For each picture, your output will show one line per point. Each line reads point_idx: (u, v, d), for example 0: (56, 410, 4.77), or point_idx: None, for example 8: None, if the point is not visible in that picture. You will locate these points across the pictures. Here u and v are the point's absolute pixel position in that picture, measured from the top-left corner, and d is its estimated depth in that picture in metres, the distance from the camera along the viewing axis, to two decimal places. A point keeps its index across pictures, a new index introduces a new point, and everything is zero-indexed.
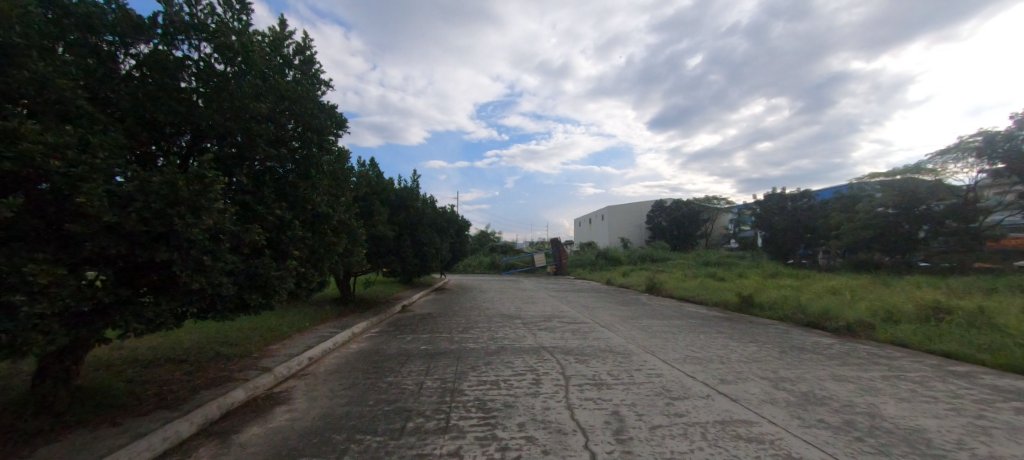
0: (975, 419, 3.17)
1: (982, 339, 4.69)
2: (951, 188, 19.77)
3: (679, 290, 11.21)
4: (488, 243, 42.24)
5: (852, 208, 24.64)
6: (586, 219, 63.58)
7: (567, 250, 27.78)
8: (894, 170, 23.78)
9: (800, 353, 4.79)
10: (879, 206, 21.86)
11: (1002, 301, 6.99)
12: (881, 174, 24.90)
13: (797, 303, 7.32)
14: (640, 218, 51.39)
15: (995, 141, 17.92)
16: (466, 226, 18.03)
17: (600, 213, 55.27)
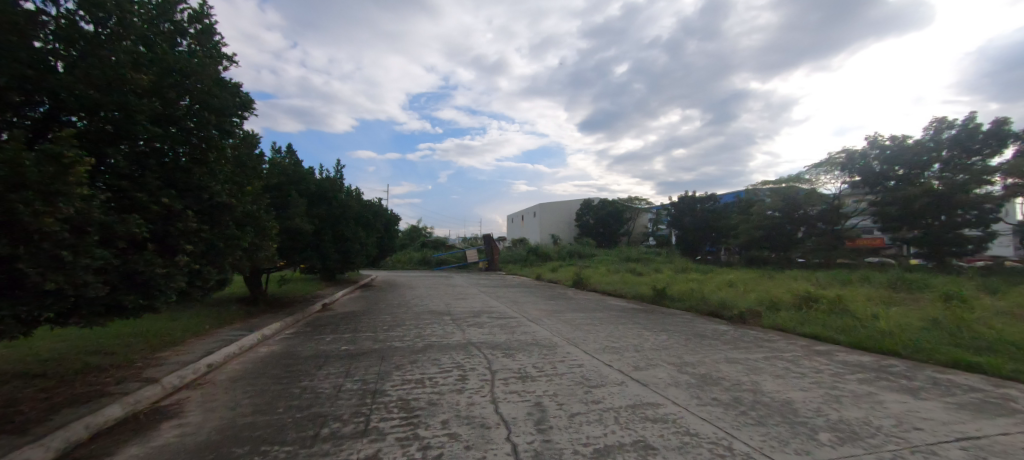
0: (831, 389, 3.81)
1: (840, 323, 5.60)
2: (822, 195, 23.44)
3: (602, 284, 11.86)
4: (419, 238, 41.23)
5: (748, 210, 28.09)
6: (519, 216, 64.80)
7: (499, 246, 28.07)
8: (781, 179, 27.54)
9: (701, 339, 5.32)
10: (768, 210, 25.10)
11: (853, 291, 8.43)
12: (771, 181, 28.68)
13: (700, 294, 8.13)
14: (570, 216, 53.69)
15: (854, 157, 21.57)
16: (396, 219, 17.35)
17: (532, 210, 56.76)
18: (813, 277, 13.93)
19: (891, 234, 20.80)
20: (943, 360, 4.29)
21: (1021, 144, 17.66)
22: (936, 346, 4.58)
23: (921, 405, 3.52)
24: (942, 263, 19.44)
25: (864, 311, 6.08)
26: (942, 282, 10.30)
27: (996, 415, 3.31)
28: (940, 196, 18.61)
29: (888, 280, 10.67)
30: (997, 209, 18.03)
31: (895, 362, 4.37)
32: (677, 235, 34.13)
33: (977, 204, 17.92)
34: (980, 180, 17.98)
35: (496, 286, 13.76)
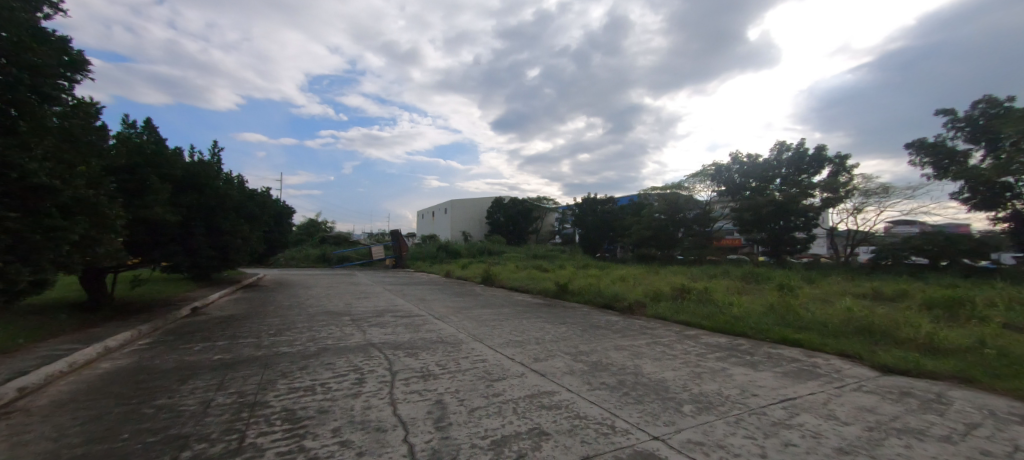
0: (694, 367, 4.46)
1: (705, 311, 6.56)
2: (697, 202, 27.20)
3: (509, 281, 12.20)
4: (317, 233, 37.79)
5: (640, 213, 31.35)
6: (430, 212, 63.53)
7: (408, 242, 27.11)
8: (666, 186, 31.28)
9: (595, 330, 5.79)
10: (655, 212, 28.31)
11: (714, 283, 9.95)
12: (660, 187, 32.41)
13: (596, 289, 8.84)
14: (482, 213, 54.20)
15: (721, 170, 25.48)
16: (289, 212, 15.67)
17: (444, 206, 56.09)
18: (684, 272, 16.13)
19: (746, 236, 25.06)
20: (775, 338, 5.29)
21: (832, 167, 22.60)
22: (771, 327, 5.64)
23: (759, 375, 4.31)
24: (780, 259, 23.98)
25: (723, 300, 7.21)
26: (773, 274, 12.74)
27: (808, 379, 4.22)
28: (780, 203, 22.70)
29: (737, 275, 12.86)
30: (817, 217, 22.66)
31: (742, 341, 5.27)
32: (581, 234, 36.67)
33: (804, 212, 22.28)
34: (807, 193, 22.33)
35: (403, 284, 13.28)
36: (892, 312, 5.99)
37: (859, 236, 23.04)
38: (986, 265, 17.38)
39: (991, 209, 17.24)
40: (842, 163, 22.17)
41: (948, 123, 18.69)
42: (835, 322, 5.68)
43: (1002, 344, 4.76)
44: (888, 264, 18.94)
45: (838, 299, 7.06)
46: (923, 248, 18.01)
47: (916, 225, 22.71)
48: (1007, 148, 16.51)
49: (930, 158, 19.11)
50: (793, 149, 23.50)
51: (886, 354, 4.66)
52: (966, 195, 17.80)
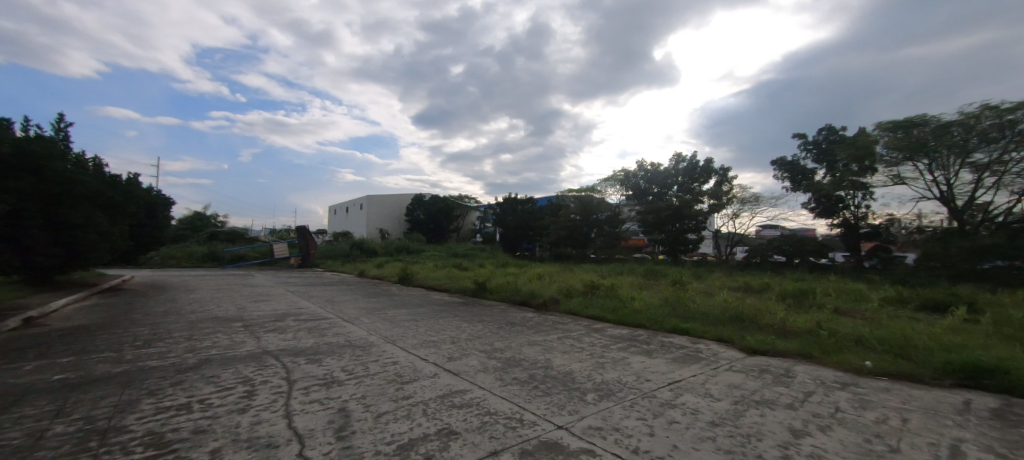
0: (599, 358, 4.82)
1: (610, 305, 7.10)
2: (608, 204, 29.34)
3: (426, 280, 11.94)
4: (203, 229, 32.96)
5: (557, 213, 32.83)
6: (344, 208, 59.45)
7: (316, 239, 25.06)
8: (582, 189, 33.19)
9: (511, 327, 5.93)
10: (570, 213, 29.96)
11: (618, 279, 10.82)
12: (576, 190, 34.33)
13: (513, 287, 9.05)
14: (401, 210, 52.27)
15: (628, 177, 28.50)
16: (166, 203, 13.45)
17: (360, 202, 52.91)
18: (591, 270, 17.31)
19: (649, 237, 27.73)
20: (668, 328, 5.94)
21: (717, 177, 26.07)
22: (665, 318, 6.31)
23: (653, 361, 4.80)
24: (676, 258, 26.93)
25: (627, 295, 7.88)
26: (666, 271, 14.34)
27: (692, 363, 4.82)
28: (677, 208, 25.52)
29: (637, 273, 14.22)
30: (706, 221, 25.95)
31: (641, 332, 5.81)
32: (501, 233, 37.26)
33: (696, 216, 25.34)
34: (699, 199, 25.44)
35: (309, 285, 12.25)
36: (757, 301, 7.10)
37: (737, 238, 26.89)
38: (824, 262, 21.48)
39: (829, 217, 21.28)
40: (725, 174, 25.65)
41: (801, 145, 22.74)
42: (715, 312, 6.55)
43: (831, 326, 5.94)
44: (758, 262, 22.41)
45: (717, 292, 8.14)
46: (782, 248, 21.62)
47: (778, 229, 27.23)
48: (840, 168, 20.59)
49: (788, 173, 23.02)
50: (689, 161, 26.58)
51: (752, 337, 5.51)
52: (812, 205, 21.77)
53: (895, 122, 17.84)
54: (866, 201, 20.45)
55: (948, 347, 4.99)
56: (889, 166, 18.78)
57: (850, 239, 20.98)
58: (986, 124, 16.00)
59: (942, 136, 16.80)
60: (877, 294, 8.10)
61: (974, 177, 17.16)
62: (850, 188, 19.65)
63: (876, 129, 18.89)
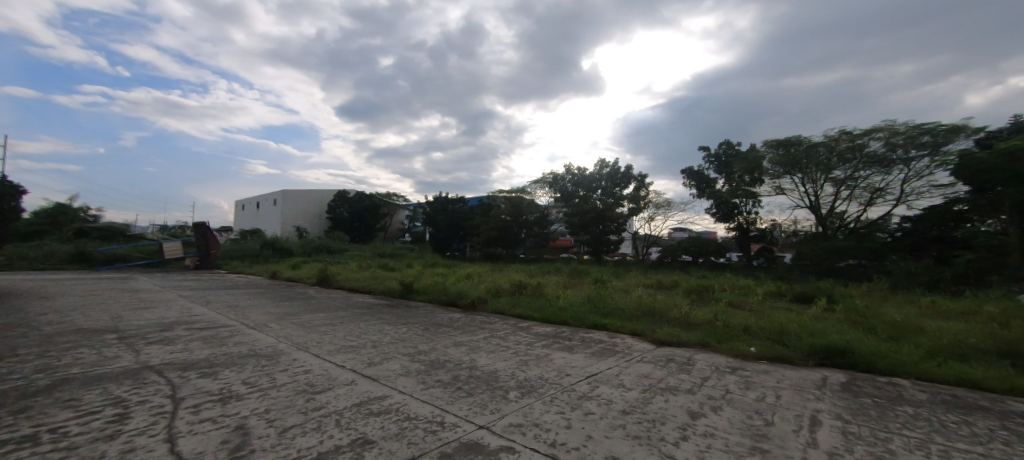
0: (523, 356, 4.95)
1: (537, 304, 7.31)
2: (537, 206, 30.27)
3: (347, 281, 11.29)
4: (68, 224, 27.61)
5: (488, 214, 32.99)
6: (256, 203, 53.91)
7: (219, 237, 22.42)
8: (513, 190, 33.81)
9: (437, 328, 5.84)
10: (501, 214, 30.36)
11: (544, 279, 11.21)
12: (508, 191, 34.82)
13: (440, 288, 8.93)
14: (322, 207, 48.80)
15: (557, 180, 29.56)
16: (12, 193, 11.07)
17: (275, 197, 48.37)
18: (519, 270, 17.68)
19: (575, 237, 29.08)
20: (589, 324, 6.28)
21: (636, 183, 28.21)
22: (587, 315, 6.67)
23: (574, 356, 5.05)
24: (599, 257, 28.61)
25: (552, 294, 8.18)
26: (589, 270, 15.18)
27: (609, 356, 5.15)
28: (601, 210, 27.12)
29: (561, 272, 14.85)
30: (626, 223, 27.93)
31: (564, 328, 6.07)
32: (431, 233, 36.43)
33: (617, 219, 27.18)
34: (619, 203, 27.30)
35: (207, 289, 10.86)
36: (666, 297, 7.81)
37: (652, 239, 29.33)
38: (723, 261, 24.25)
39: (726, 221, 24.03)
40: (642, 180, 27.84)
41: (705, 157, 25.48)
42: (631, 307, 7.07)
43: (726, 318, 6.73)
44: (669, 261, 24.56)
45: (633, 289, 8.82)
46: (689, 248, 24.05)
47: (687, 231, 30.23)
48: (735, 179, 23.41)
49: (695, 181, 25.68)
50: (611, 167, 28.40)
51: (661, 330, 6.05)
52: (713, 210, 24.42)
53: (778, 140, 20.82)
54: (755, 208, 23.48)
55: (811, 332, 5.94)
56: (772, 178, 21.85)
57: (742, 241, 23.97)
58: (843, 146, 19.34)
59: (812, 154, 19.97)
60: (759, 289, 9.39)
61: (835, 190, 20.65)
62: (743, 196, 22.43)
63: (764, 146, 21.86)
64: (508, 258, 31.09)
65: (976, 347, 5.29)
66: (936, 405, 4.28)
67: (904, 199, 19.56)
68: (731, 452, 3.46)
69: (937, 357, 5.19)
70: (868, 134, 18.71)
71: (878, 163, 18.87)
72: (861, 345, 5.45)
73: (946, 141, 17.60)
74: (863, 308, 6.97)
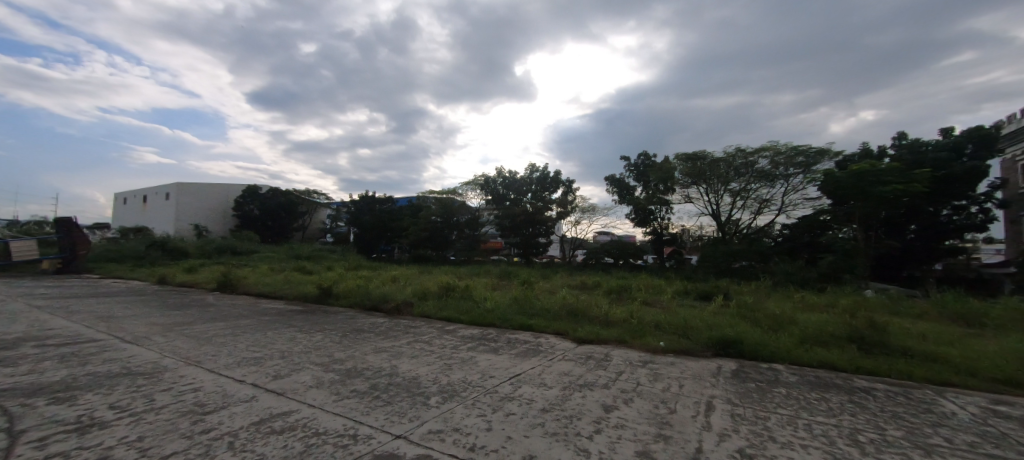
0: (448, 360, 4.91)
1: (464, 307, 7.28)
2: (468, 208, 30.32)
3: (256, 286, 10.27)
4: None
5: (418, 214, 32.12)
6: (145, 197, 46.82)
7: (89, 237, 19.10)
8: (444, 191, 33.38)
9: (357, 334, 5.55)
10: (432, 215, 29.83)
11: (471, 281, 11.19)
12: (440, 192, 34.29)
13: (362, 291, 8.51)
14: (229, 204, 43.85)
15: (488, 182, 29.80)
16: None
17: (169, 190, 42.43)
18: (448, 272, 17.50)
19: (506, 240, 29.65)
20: (515, 325, 6.40)
21: (564, 188, 29.43)
22: (513, 316, 6.79)
23: (498, 358, 5.11)
24: (529, 259, 29.35)
25: (480, 296, 8.20)
26: (516, 272, 15.50)
27: (533, 356, 5.30)
28: (530, 213, 27.82)
29: (490, 274, 15.00)
30: (554, 226, 28.85)
31: (491, 330, 6.12)
32: (357, 233, 34.53)
33: (546, 222, 28.00)
34: (548, 207, 28.23)
35: (72, 297, 9.17)
36: (588, 297, 8.23)
37: (578, 242, 30.80)
38: (641, 263, 26.22)
39: (643, 226, 25.83)
40: (570, 185, 29.13)
41: (626, 166, 27.36)
42: (556, 308, 7.34)
43: (640, 315, 7.28)
44: (593, 263, 26.16)
45: (559, 289, 9.17)
46: (611, 251, 25.63)
47: (611, 235, 32.24)
48: (652, 187, 25.46)
49: (617, 188, 27.48)
50: (541, 171, 29.17)
51: (582, 328, 6.37)
52: (632, 215, 26.14)
53: (687, 154, 23.01)
54: (667, 214, 25.70)
55: (711, 326, 6.65)
56: (683, 187, 24.16)
57: (657, 244, 26.00)
58: (738, 162, 21.99)
59: (714, 168, 22.46)
60: (669, 288, 10.30)
61: (732, 200, 23.42)
62: (658, 203, 24.45)
63: (675, 159, 24.04)
64: (438, 260, 30.69)
65: (833, 334, 6.33)
66: (803, 385, 5.04)
67: (785, 209, 22.79)
68: (637, 441, 3.74)
69: (805, 344, 6.11)
70: (758, 152, 21.51)
71: (766, 177, 21.80)
72: (749, 336, 6.23)
73: (815, 161, 20.90)
74: (751, 304, 7.99)
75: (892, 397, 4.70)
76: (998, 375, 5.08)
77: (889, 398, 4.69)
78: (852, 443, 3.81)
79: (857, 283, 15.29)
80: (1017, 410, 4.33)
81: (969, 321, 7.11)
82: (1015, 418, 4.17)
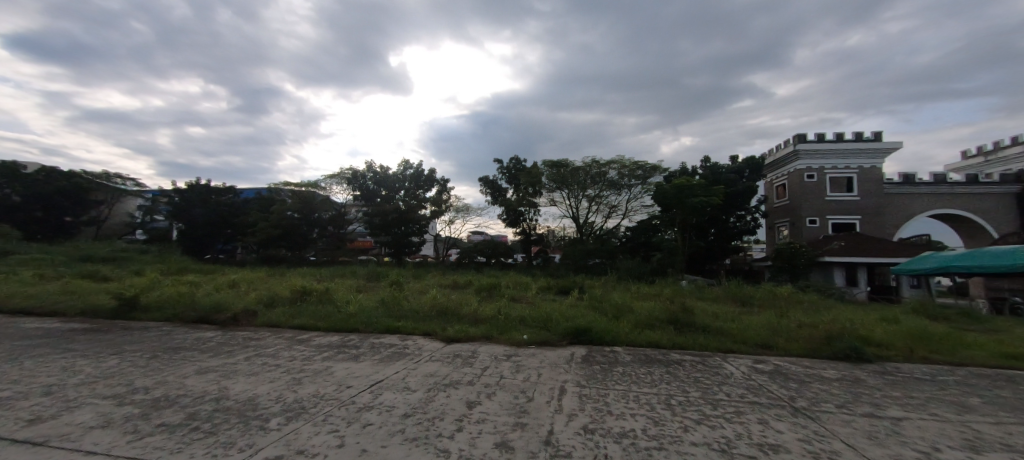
0: (296, 373, 4.42)
1: (321, 313, 6.64)
2: (331, 203, 28.08)
3: (4, 301, 7.56)
4: None
5: (269, 208, 28.05)
6: None
7: None
8: (302, 184, 29.98)
9: (173, 354, 4.57)
10: (287, 210, 26.58)
11: (327, 283, 10.26)
12: (299, 184, 30.60)
13: (183, 301, 7.06)
14: None
15: (356, 177, 28.24)
16: None
17: None
18: (302, 275, 15.82)
19: (375, 239, 28.14)
20: (380, 329, 6.11)
21: (438, 186, 29.27)
22: (379, 319, 6.47)
23: (358, 366, 4.79)
24: (400, 259, 28.05)
25: (341, 300, 7.59)
26: (385, 272, 14.78)
27: (397, 360, 5.13)
28: (402, 212, 26.92)
29: (354, 276, 13.95)
30: (428, 225, 28.33)
31: (353, 336, 5.72)
32: (185, 229, 28.38)
33: (419, 221, 27.30)
34: (422, 205, 27.67)
35: None
36: (458, 296, 8.35)
37: (452, 241, 31.06)
38: (511, 261, 27.69)
39: (513, 227, 27.36)
40: (444, 184, 29.17)
41: (499, 169, 28.60)
42: (425, 308, 7.25)
43: (506, 311, 7.69)
44: (466, 262, 26.71)
45: (428, 289, 9.06)
46: (483, 250, 26.43)
47: (484, 234, 33.44)
48: (521, 190, 27.14)
49: (490, 189, 28.58)
50: (415, 168, 28.67)
51: (451, 327, 6.44)
52: (503, 216, 27.41)
53: (553, 161, 25.16)
54: (535, 216, 27.71)
55: (567, 317, 7.42)
56: (549, 191, 26.45)
57: (526, 244, 27.71)
58: (593, 172, 25.05)
59: (574, 175, 25.19)
60: (532, 284, 11.13)
61: (588, 204, 26.56)
62: (527, 206, 26.25)
63: (542, 165, 26.08)
64: (294, 261, 27.37)
65: (659, 318, 7.70)
66: (634, 362, 6.00)
67: (629, 214, 26.82)
68: (496, 433, 3.94)
69: (638, 328, 7.30)
70: (609, 164, 24.83)
71: (614, 185, 25.39)
72: (597, 324, 7.16)
73: (650, 174, 25.11)
74: (598, 296, 9.19)
75: (694, 365, 5.95)
76: (758, 341, 6.89)
77: (693, 367, 5.92)
78: (665, 407, 4.69)
79: (675, 275, 18.96)
80: (767, 366, 5.94)
81: (744, 301, 9.50)
82: (765, 373, 5.71)
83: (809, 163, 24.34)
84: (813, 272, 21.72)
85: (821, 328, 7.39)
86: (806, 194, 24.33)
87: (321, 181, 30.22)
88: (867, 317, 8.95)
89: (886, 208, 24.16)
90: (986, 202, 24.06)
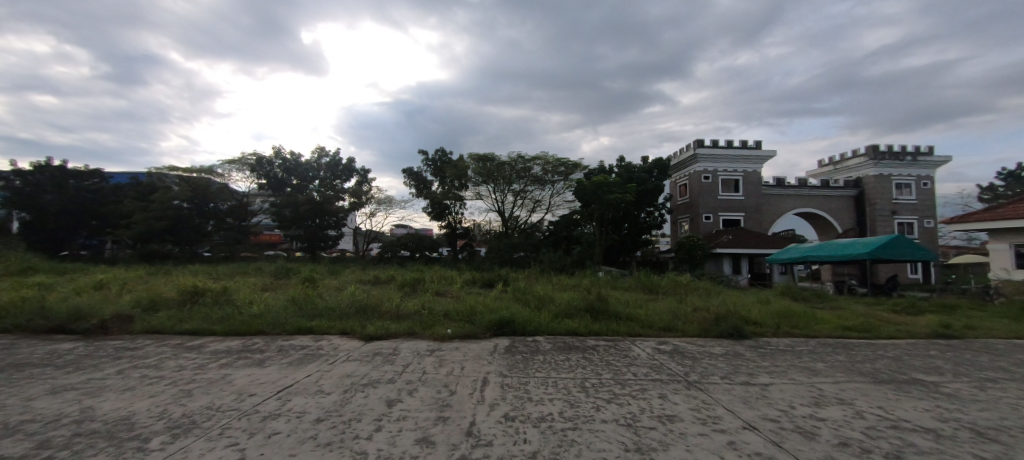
0: (185, 385, 3.93)
1: (217, 315, 5.96)
2: (230, 193, 25.24)
3: None
4: None
5: (149, 196, 24.08)
6: None
7: None
8: (193, 168, 26.31)
9: (14, 372, 3.77)
10: (173, 199, 23.14)
11: (222, 282, 9.18)
12: (189, 169, 26.74)
13: (25, 309, 5.80)
14: None
15: (262, 163, 25.48)
16: None
17: None
18: (191, 274, 13.96)
19: (286, 232, 25.72)
20: (290, 330, 5.67)
21: (358, 176, 27.66)
22: (290, 320, 6.00)
23: (262, 372, 4.41)
24: (314, 254, 26.14)
25: (242, 300, 6.88)
26: (294, 269, 13.66)
27: (309, 362, 4.82)
28: (317, 203, 24.90)
29: (260, 273, 12.70)
30: (347, 218, 26.63)
31: (257, 340, 5.25)
32: (31, 220, 23.22)
33: (337, 213, 25.49)
34: (339, 196, 25.89)
35: None
36: (379, 292, 8.06)
37: (373, 235, 29.60)
38: (436, 255, 27.26)
39: (439, 220, 27.03)
40: (365, 174, 27.66)
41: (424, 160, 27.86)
42: (342, 306, 6.87)
43: (430, 305, 7.62)
44: (390, 256, 25.68)
45: (346, 286, 8.61)
46: (407, 245, 25.65)
47: (408, 227, 32.40)
48: (447, 183, 26.78)
49: (414, 181, 27.73)
50: (331, 156, 26.74)
51: (371, 324, 6.23)
52: (429, 209, 26.85)
53: (479, 155, 25.26)
54: (462, 209, 27.56)
55: (491, 310, 7.56)
56: (475, 184, 26.43)
57: (451, 237, 27.62)
58: (519, 166, 25.60)
59: (500, 170, 25.51)
60: (457, 277, 11.14)
61: (514, 199, 27.09)
62: (453, 199, 25.99)
63: (468, 158, 25.98)
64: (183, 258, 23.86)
65: (577, 307, 8.21)
66: (554, 350, 6.35)
67: (553, 208, 27.90)
68: (418, 428, 3.92)
69: (558, 318, 7.71)
70: (533, 160, 25.56)
71: (539, 181, 26.26)
72: (520, 316, 7.42)
73: (572, 171, 26.30)
74: (521, 288, 9.51)
75: (606, 349, 6.48)
76: (662, 325, 7.70)
77: (606, 351, 6.44)
78: (580, 390, 5.05)
79: (593, 267, 20.28)
80: (668, 346, 6.68)
81: (651, 290, 10.51)
82: (665, 352, 6.42)
83: (706, 166, 27.54)
84: (708, 263, 24.78)
85: (712, 310, 8.49)
86: (703, 193, 27.52)
87: (218, 166, 26.73)
88: (747, 300, 10.53)
89: (764, 207, 28.35)
90: (835, 203, 29.40)
